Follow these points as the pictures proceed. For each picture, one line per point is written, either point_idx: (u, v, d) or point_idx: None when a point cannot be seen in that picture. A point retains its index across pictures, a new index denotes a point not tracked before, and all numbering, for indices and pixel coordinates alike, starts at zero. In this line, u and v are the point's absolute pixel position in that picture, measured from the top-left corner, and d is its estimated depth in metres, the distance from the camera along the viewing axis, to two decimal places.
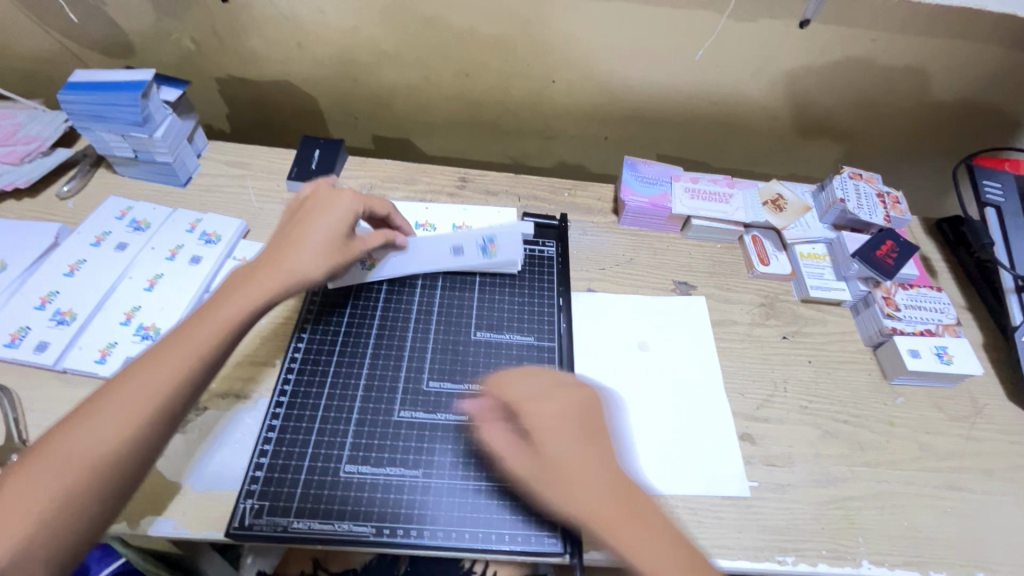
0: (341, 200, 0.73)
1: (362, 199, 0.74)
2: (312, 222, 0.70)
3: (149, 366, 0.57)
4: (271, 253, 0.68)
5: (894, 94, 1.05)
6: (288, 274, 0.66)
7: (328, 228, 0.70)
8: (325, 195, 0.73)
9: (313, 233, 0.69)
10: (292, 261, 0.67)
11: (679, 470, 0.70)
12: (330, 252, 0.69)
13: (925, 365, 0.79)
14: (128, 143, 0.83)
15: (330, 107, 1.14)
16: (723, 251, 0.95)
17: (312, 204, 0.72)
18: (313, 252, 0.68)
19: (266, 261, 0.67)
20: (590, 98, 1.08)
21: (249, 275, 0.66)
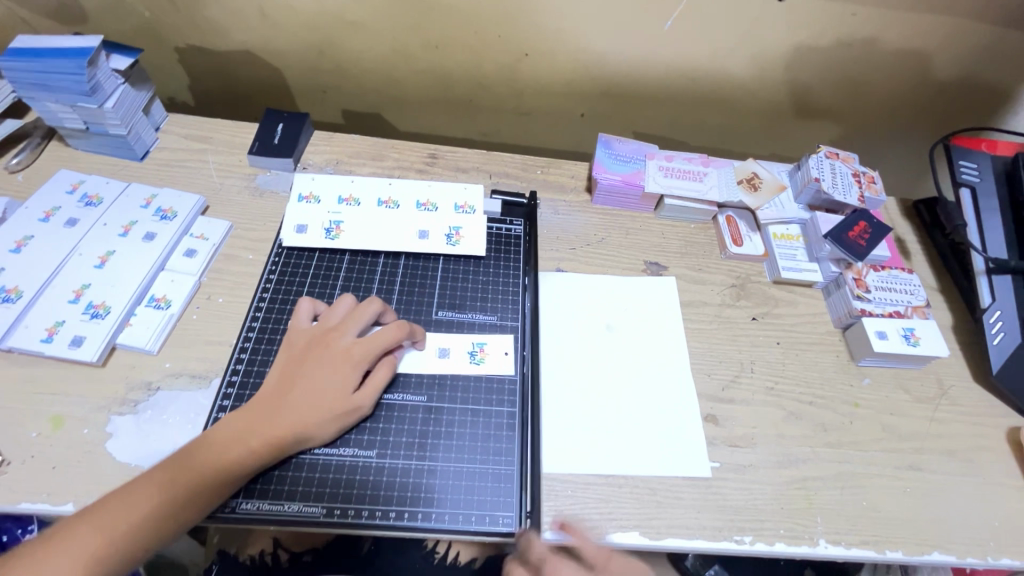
0: (340, 360, 0.64)
1: (365, 352, 0.65)
2: (308, 379, 0.63)
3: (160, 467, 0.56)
4: (265, 403, 0.61)
5: (874, 71, 1.03)
6: (282, 439, 0.59)
7: (322, 395, 0.62)
8: (329, 349, 0.65)
9: (308, 398, 0.61)
10: (286, 422, 0.60)
11: (640, 451, 0.70)
12: (329, 415, 0.61)
13: (892, 346, 0.78)
14: (78, 114, 0.80)
15: (298, 79, 1.10)
16: (697, 231, 0.93)
17: (311, 360, 0.64)
18: (309, 416, 0.61)
19: (261, 413, 0.60)
20: (566, 73, 1.05)
21: (246, 422, 0.59)
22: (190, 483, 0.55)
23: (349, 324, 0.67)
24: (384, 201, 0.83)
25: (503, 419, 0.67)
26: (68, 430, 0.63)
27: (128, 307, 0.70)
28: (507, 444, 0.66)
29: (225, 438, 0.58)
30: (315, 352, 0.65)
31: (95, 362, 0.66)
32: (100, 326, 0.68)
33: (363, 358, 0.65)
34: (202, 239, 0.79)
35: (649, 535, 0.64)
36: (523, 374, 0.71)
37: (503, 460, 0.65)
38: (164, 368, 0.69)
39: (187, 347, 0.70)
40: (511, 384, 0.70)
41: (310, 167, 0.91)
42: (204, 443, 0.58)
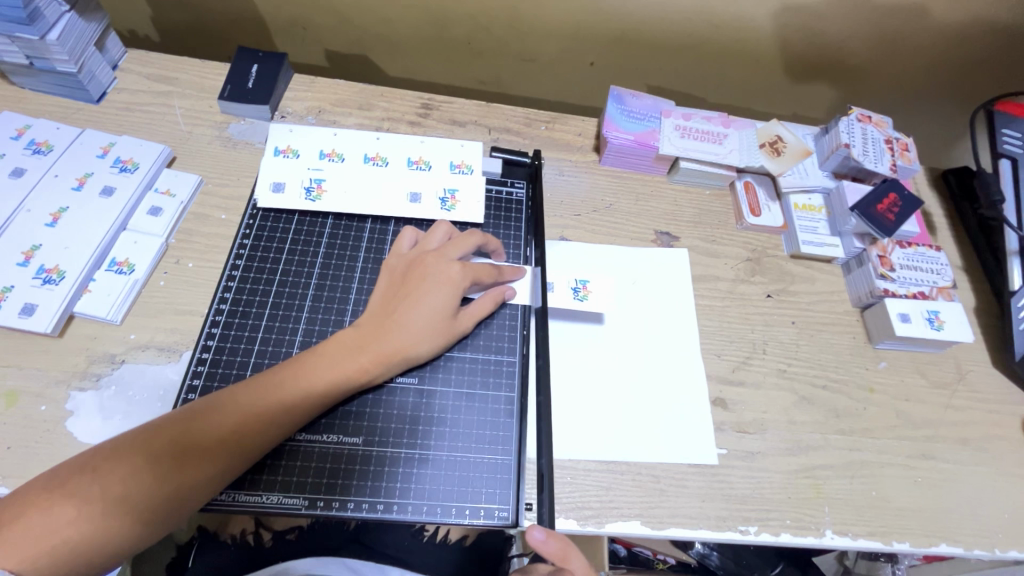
0: (449, 277, 0.62)
1: (472, 272, 0.63)
2: (421, 293, 0.61)
3: (268, 379, 0.55)
4: (372, 321, 0.60)
5: (915, 23, 0.94)
6: (391, 354, 0.58)
7: (430, 309, 0.60)
8: (434, 264, 0.62)
9: (415, 312, 0.60)
10: (394, 338, 0.59)
11: (644, 437, 0.65)
12: (443, 327, 0.61)
13: (914, 330, 0.74)
14: (18, 46, 0.70)
15: (275, 13, 0.98)
16: (712, 198, 0.86)
17: (416, 277, 0.62)
18: (417, 331, 0.60)
19: (369, 330, 0.59)
20: (575, 14, 0.94)
21: (355, 339, 0.58)
22: (234, 432, 0.52)
23: (454, 247, 0.64)
24: (371, 157, 0.74)
25: (501, 405, 0.63)
26: (23, 407, 0.57)
27: (85, 271, 0.63)
28: (505, 432, 0.61)
29: (299, 380, 0.55)
30: (419, 270, 0.62)
31: (50, 332, 0.60)
32: (54, 293, 0.61)
33: (471, 277, 0.63)
34: (168, 195, 0.71)
35: (650, 524, 0.61)
36: (524, 356, 0.66)
37: (500, 449, 0.60)
38: (129, 340, 0.62)
39: (153, 317, 0.64)
40: (509, 366, 0.65)
41: (288, 115, 0.82)
42: (269, 383, 0.55)
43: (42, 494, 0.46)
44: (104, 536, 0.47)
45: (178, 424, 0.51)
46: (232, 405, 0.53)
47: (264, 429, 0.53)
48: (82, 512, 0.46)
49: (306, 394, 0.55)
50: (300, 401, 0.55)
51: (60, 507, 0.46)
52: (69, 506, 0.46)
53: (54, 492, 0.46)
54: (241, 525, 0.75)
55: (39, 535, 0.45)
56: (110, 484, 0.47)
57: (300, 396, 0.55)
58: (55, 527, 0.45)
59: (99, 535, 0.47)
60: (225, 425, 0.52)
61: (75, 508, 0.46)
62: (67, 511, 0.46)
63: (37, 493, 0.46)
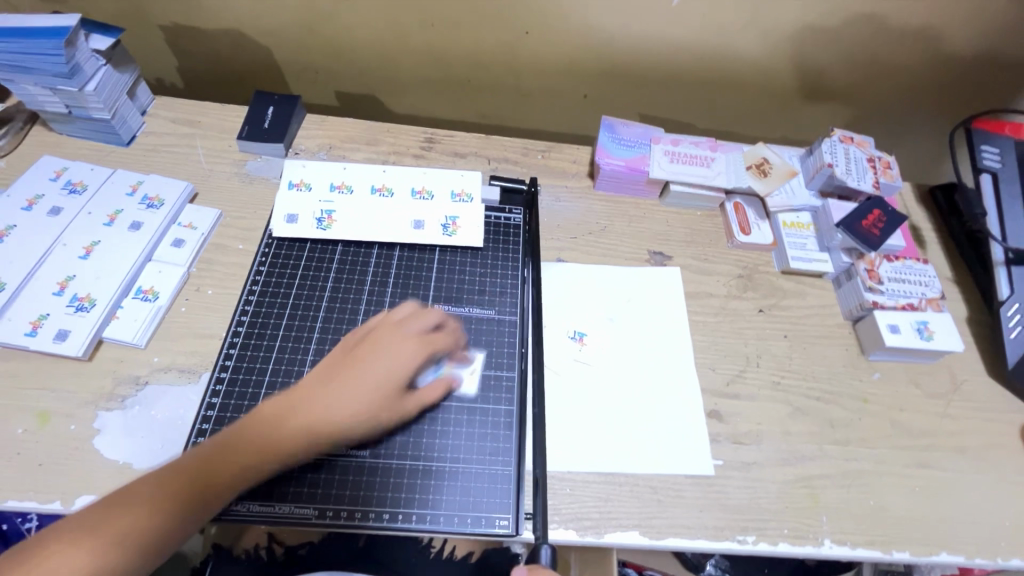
0: (400, 348, 0.60)
1: (423, 341, 0.62)
2: (370, 363, 0.59)
3: (236, 428, 0.55)
4: (332, 369, 0.59)
5: (891, 49, 0.99)
6: (330, 424, 0.57)
7: (378, 379, 0.59)
8: (388, 335, 0.61)
9: (361, 376, 0.58)
10: (341, 405, 0.57)
11: (641, 448, 0.68)
12: (384, 402, 0.59)
13: (904, 340, 0.75)
14: (59, 97, 0.77)
15: (290, 60, 1.07)
16: (703, 219, 0.90)
17: (370, 339, 0.61)
18: (352, 398, 0.57)
19: (328, 377, 0.59)
20: (568, 50, 1.01)
21: (317, 384, 0.58)
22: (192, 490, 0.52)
23: (414, 320, 0.63)
24: (377, 188, 0.80)
25: (501, 417, 0.66)
26: (54, 427, 0.61)
27: (114, 299, 0.68)
28: (505, 443, 0.64)
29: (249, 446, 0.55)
30: (374, 334, 0.62)
31: (81, 356, 0.65)
32: (86, 319, 0.66)
33: (424, 351, 0.61)
34: (190, 228, 0.76)
35: (649, 534, 0.63)
36: (522, 370, 0.69)
37: (501, 460, 0.63)
38: (152, 362, 0.67)
39: (176, 340, 0.68)
40: (509, 380, 0.68)
41: (301, 152, 0.88)
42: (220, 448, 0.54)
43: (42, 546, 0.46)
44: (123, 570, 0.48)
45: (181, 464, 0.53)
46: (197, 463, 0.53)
47: (226, 484, 0.53)
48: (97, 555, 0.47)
49: (275, 441, 0.55)
50: (267, 445, 0.55)
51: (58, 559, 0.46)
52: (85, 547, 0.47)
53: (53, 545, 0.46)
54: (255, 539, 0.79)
55: None
56: (126, 527, 0.48)
57: (267, 442, 0.55)
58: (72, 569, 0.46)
59: (116, 571, 0.48)
60: (220, 460, 0.53)
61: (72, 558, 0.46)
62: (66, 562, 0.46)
63: (51, 539, 0.47)
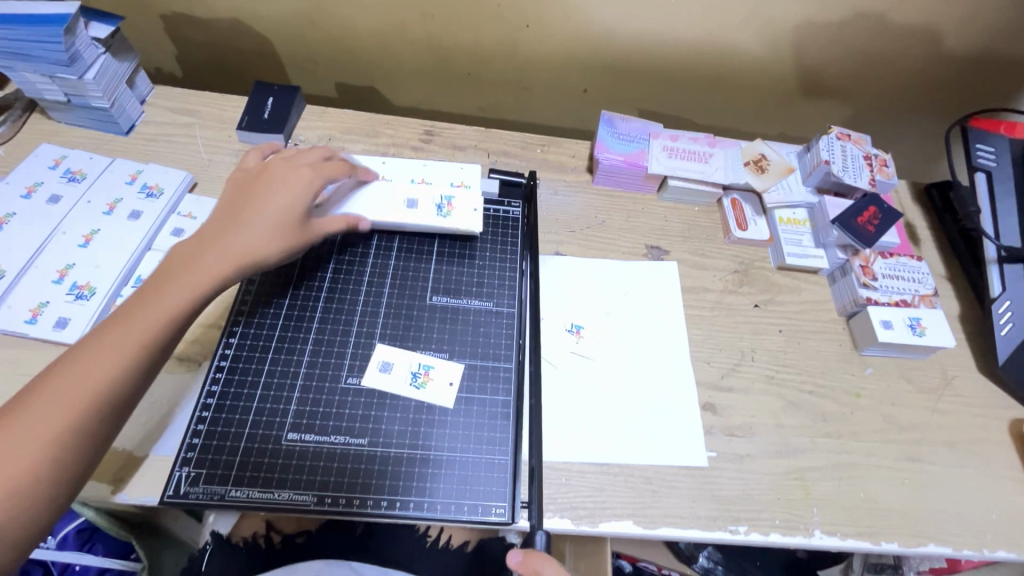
0: (293, 180, 0.68)
1: (294, 176, 0.69)
2: (264, 198, 0.66)
3: (155, 274, 0.60)
4: (230, 215, 0.65)
5: (889, 48, 0.99)
6: (244, 251, 0.63)
7: (274, 212, 0.66)
8: (280, 169, 0.69)
9: (267, 208, 0.65)
10: (240, 235, 0.63)
11: (635, 439, 0.68)
12: (289, 227, 0.66)
13: (897, 336, 0.76)
14: (58, 85, 0.77)
15: (289, 50, 1.06)
16: (700, 214, 0.90)
17: (256, 183, 0.68)
18: (264, 232, 0.64)
19: (225, 222, 0.64)
20: (567, 44, 1.01)
21: (224, 227, 0.64)
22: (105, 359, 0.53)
23: (303, 156, 0.72)
24: (377, 180, 0.80)
25: (498, 408, 0.66)
26: None
27: (113, 288, 0.68)
28: (502, 433, 0.65)
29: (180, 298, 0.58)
30: (259, 179, 0.68)
31: None
32: (85, 307, 0.66)
33: (319, 178, 0.70)
34: (190, 218, 0.76)
35: (643, 524, 0.64)
36: (520, 362, 0.70)
37: (498, 450, 0.64)
38: None
39: None
40: (506, 371, 0.69)
41: (301, 143, 0.88)
42: (143, 297, 0.57)
43: None
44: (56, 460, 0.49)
45: (72, 356, 0.53)
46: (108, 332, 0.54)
47: (147, 337, 0.55)
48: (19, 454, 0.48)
49: (194, 296, 0.59)
50: (180, 279, 0.59)
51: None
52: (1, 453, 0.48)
53: None
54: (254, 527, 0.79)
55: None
56: (14, 440, 0.48)
57: (178, 285, 0.59)
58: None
59: (20, 469, 0.48)
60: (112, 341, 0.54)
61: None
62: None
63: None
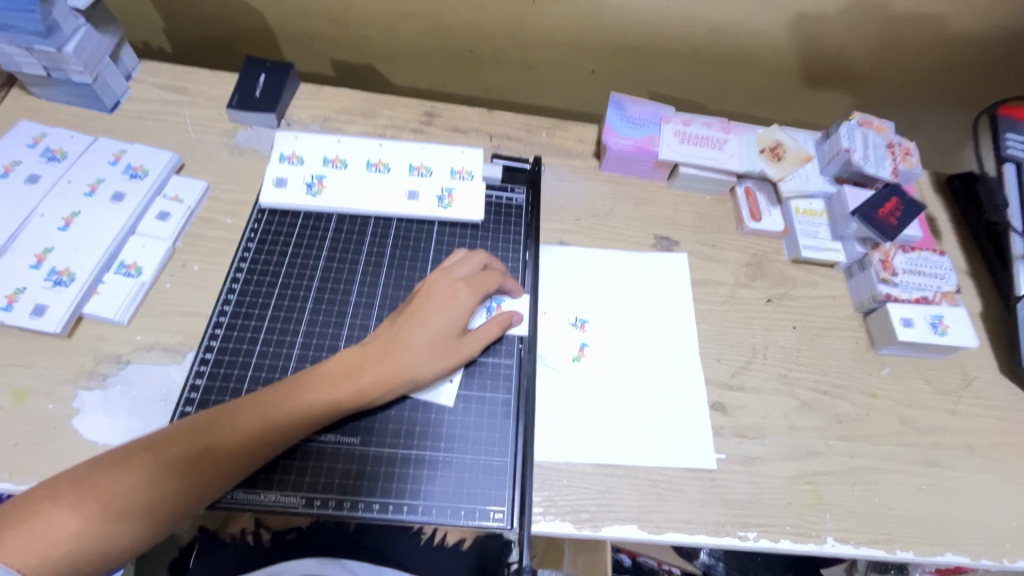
0: (457, 298, 0.62)
1: (478, 291, 0.64)
2: (425, 318, 0.61)
3: (258, 398, 0.55)
4: (378, 341, 0.60)
5: (915, 31, 0.94)
6: (392, 376, 0.58)
7: (435, 332, 0.60)
8: (438, 287, 0.63)
9: (423, 333, 0.60)
10: (400, 358, 0.59)
11: (641, 440, 0.65)
12: (449, 351, 0.61)
13: (916, 335, 0.73)
14: (36, 58, 0.72)
15: (284, 26, 1.02)
16: (712, 203, 0.86)
17: (423, 297, 0.62)
18: (429, 357, 0.60)
19: (375, 348, 0.59)
20: (575, 24, 0.96)
21: (358, 360, 0.59)
22: (203, 449, 0.51)
23: (460, 267, 0.65)
24: (373, 163, 0.76)
25: (497, 405, 0.63)
26: (31, 405, 0.59)
27: (94, 274, 0.65)
28: (501, 433, 0.62)
29: (315, 402, 0.56)
30: (426, 291, 0.63)
31: (60, 332, 0.62)
32: (64, 294, 0.63)
33: (478, 298, 0.63)
34: (176, 200, 0.73)
35: (648, 529, 0.61)
36: (520, 358, 0.67)
37: (496, 451, 0.61)
38: (135, 340, 0.64)
39: (159, 318, 0.66)
40: (507, 368, 0.66)
41: (294, 124, 0.84)
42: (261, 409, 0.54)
43: (43, 500, 0.46)
44: (108, 541, 0.47)
45: (175, 438, 0.51)
46: (218, 426, 0.53)
47: (262, 445, 0.54)
48: (86, 521, 0.46)
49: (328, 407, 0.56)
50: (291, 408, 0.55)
51: (58, 514, 0.46)
52: (71, 514, 0.46)
53: (56, 500, 0.46)
54: (241, 525, 0.77)
55: (57, 536, 0.45)
56: (100, 506, 0.47)
57: (294, 408, 0.55)
58: (49, 534, 0.45)
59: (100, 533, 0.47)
60: (212, 441, 0.52)
61: (73, 517, 0.46)
62: (67, 519, 0.46)
63: (35, 502, 0.46)
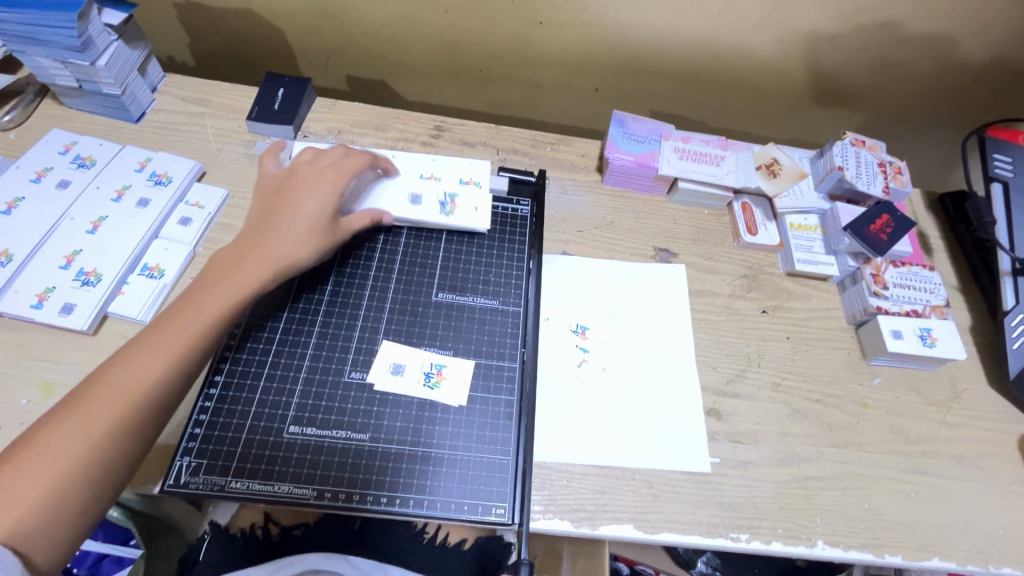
0: (287, 220, 0.65)
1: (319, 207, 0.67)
2: (254, 246, 0.63)
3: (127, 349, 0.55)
4: (222, 265, 0.61)
5: (907, 55, 0.97)
6: (244, 287, 0.61)
7: (271, 250, 0.63)
8: (304, 175, 0.68)
9: (257, 254, 0.62)
10: (233, 280, 0.61)
11: (638, 443, 0.68)
12: (259, 265, 0.62)
13: (906, 346, 0.75)
14: (70, 71, 0.77)
15: (303, 42, 1.06)
16: (710, 217, 0.89)
17: (258, 226, 0.64)
18: (294, 230, 0.65)
19: (220, 270, 0.61)
20: (581, 44, 1.00)
21: (210, 281, 0.60)
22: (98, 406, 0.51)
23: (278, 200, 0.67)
24: None
25: (501, 406, 0.66)
26: (57, 398, 0.62)
27: (120, 275, 0.68)
28: (504, 432, 0.65)
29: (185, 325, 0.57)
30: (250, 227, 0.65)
31: (86, 330, 0.65)
32: (91, 294, 0.66)
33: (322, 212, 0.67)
34: (197, 207, 0.76)
35: (643, 528, 0.63)
36: (523, 362, 0.70)
37: (499, 449, 0.64)
38: None
39: None
40: (510, 370, 0.69)
41: (310, 136, 0.88)
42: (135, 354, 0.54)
43: None
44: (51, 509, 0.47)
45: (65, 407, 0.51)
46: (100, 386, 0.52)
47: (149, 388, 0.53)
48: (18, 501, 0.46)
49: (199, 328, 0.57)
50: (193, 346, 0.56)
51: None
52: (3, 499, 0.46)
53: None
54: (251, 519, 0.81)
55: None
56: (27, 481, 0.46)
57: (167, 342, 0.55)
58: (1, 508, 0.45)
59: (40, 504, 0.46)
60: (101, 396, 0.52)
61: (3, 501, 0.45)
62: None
63: None
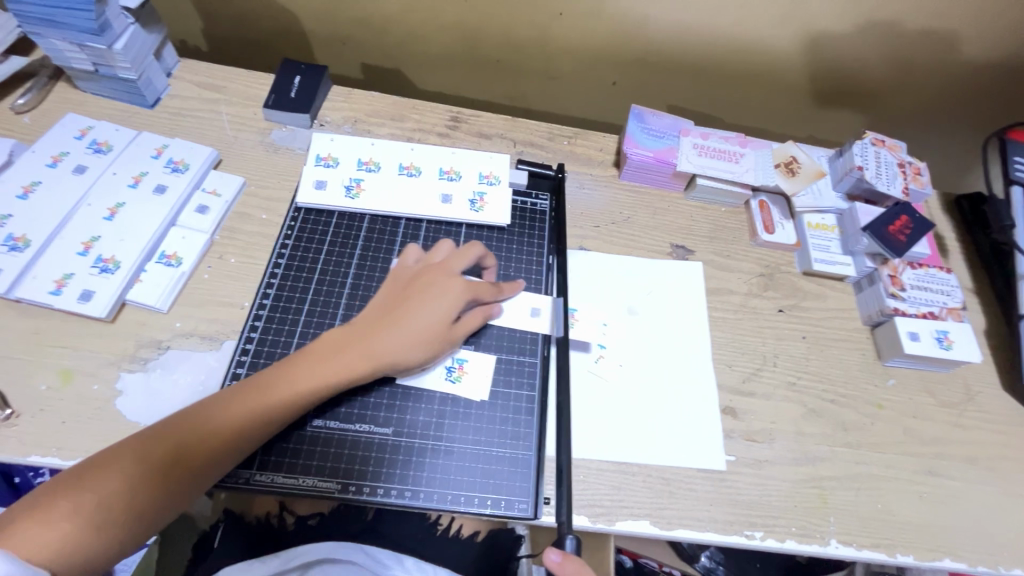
0: (451, 287, 0.63)
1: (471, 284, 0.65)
2: (410, 307, 0.61)
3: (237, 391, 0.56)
4: (364, 325, 0.61)
5: (928, 56, 0.97)
6: (372, 356, 0.59)
7: (419, 320, 0.61)
8: (438, 276, 0.64)
9: (411, 319, 0.61)
10: (379, 342, 0.60)
11: (655, 440, 0.68)
12: (410, 334, 0.60)
13: (922, 348, 0.75)
14: (86, 54, 0.76)
15: (318, 29, 1.05)
16: (727, 215, 0.89)
17: (420, 285, 0.63)
18: (414, 340, 0.60)
19: (360, 331, 0.61)
20: (600, 37, 0.99)
21: (341, 343, 0.60)
22: (175, 445, 0.52)
23: (457, 261, 0.66)
24: (404, 167, 0.79)
25: (522, 402, 0.66)
26: (77, 385, 0.62)
27: (138, 263, 0.68)
28: (525, 428, 0.65)
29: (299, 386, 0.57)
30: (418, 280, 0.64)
31: (105, 317, 0.65)
32: (110, 281, 0.66)
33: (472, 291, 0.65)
34: (214, 195, 0.76)
35: (659, 525, 0.63)
36: (544, 358, 0.69)
37: (521, 444, 0.64)
38: (174, 327, 0.67)
39: (197, 307, 0.69)
40: (531, 366, 0.69)
41: (326, 124, 0.87)
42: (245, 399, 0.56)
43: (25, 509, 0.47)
44: (95, 540, 0.48)
45: (148, 438, 0.52)
46: (184, 423, 0.53)
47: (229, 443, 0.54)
48: (67, 526, 0.47)
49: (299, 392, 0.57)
50: (275, 404, 0.56)
51: (42, 521, 0.46)
52: (58, 520, 0.47)
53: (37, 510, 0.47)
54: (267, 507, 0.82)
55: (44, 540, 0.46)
56: (84, 505, 0.48)
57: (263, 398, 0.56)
58: (49, 532, 0.46)
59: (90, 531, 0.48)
60: (181, 440, 0.53)
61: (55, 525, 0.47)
62: (51, 527, 0.46)
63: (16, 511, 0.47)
